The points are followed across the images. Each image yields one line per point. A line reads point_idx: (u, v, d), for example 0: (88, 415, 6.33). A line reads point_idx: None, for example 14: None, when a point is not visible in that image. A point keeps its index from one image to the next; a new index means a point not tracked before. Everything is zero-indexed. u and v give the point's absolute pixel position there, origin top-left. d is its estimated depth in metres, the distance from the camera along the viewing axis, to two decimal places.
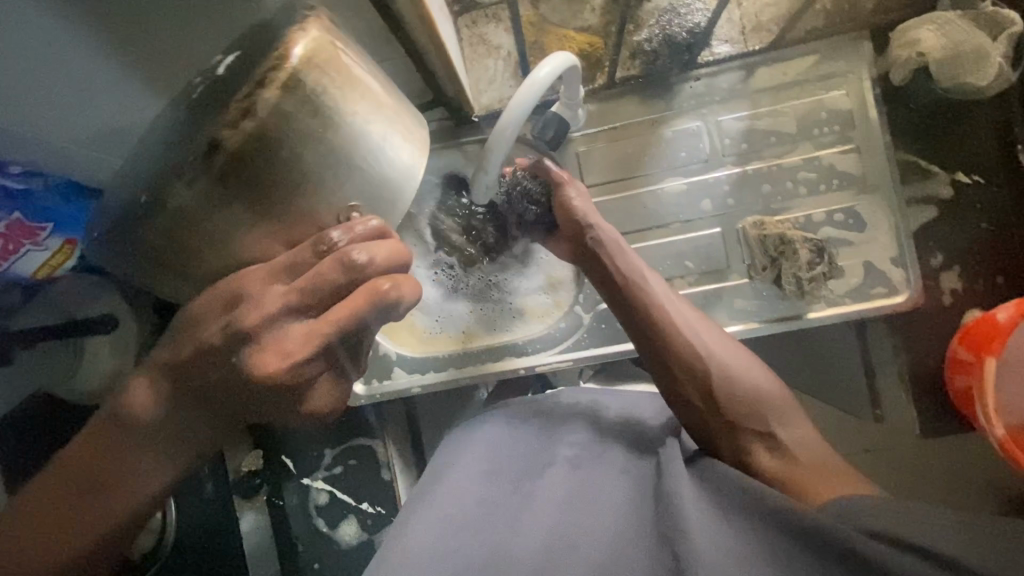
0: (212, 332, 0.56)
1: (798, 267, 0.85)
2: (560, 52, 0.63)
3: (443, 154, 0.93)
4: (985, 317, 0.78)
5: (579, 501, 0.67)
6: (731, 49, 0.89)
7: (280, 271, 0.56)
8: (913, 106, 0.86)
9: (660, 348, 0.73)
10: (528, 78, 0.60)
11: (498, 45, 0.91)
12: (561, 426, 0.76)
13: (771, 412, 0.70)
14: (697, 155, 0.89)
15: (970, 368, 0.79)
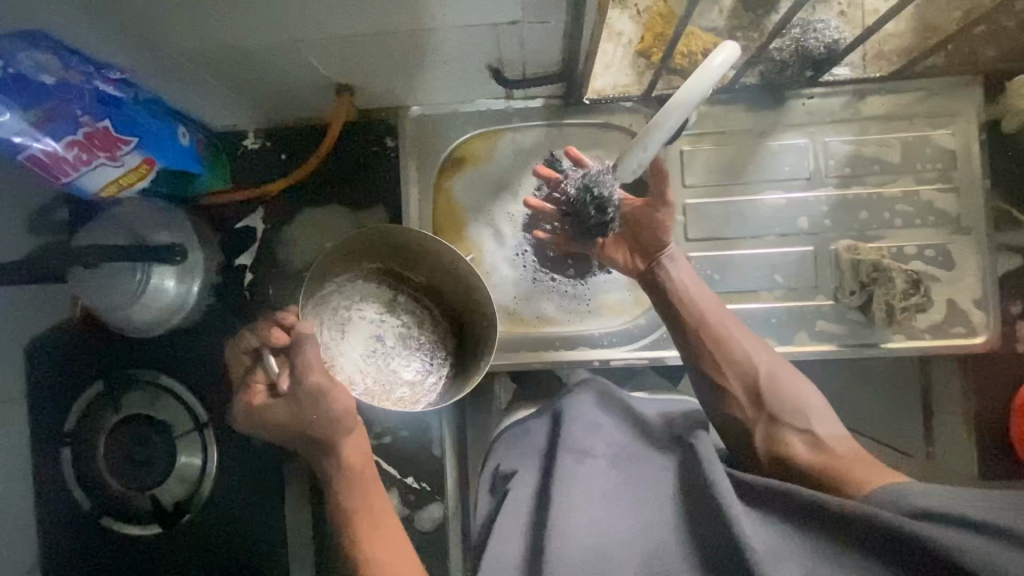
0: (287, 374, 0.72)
1: (892, 295, 0.85)
2: (731, 43, 0.60)
3: (544, 133, 0.93)
4: None
5: (616, 496, 0.64)
6: (849, 72, 0.88)
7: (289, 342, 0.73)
8: (1013, 156, 0.88)
9: (708, 346, 0.77)
10: (702, 64, 0.59)
11: (621, 31, 0.89)
12: (588, 418, 0.72)
13: (812, 409, 0.73)
14: (800, 172, 0.89)
15: None
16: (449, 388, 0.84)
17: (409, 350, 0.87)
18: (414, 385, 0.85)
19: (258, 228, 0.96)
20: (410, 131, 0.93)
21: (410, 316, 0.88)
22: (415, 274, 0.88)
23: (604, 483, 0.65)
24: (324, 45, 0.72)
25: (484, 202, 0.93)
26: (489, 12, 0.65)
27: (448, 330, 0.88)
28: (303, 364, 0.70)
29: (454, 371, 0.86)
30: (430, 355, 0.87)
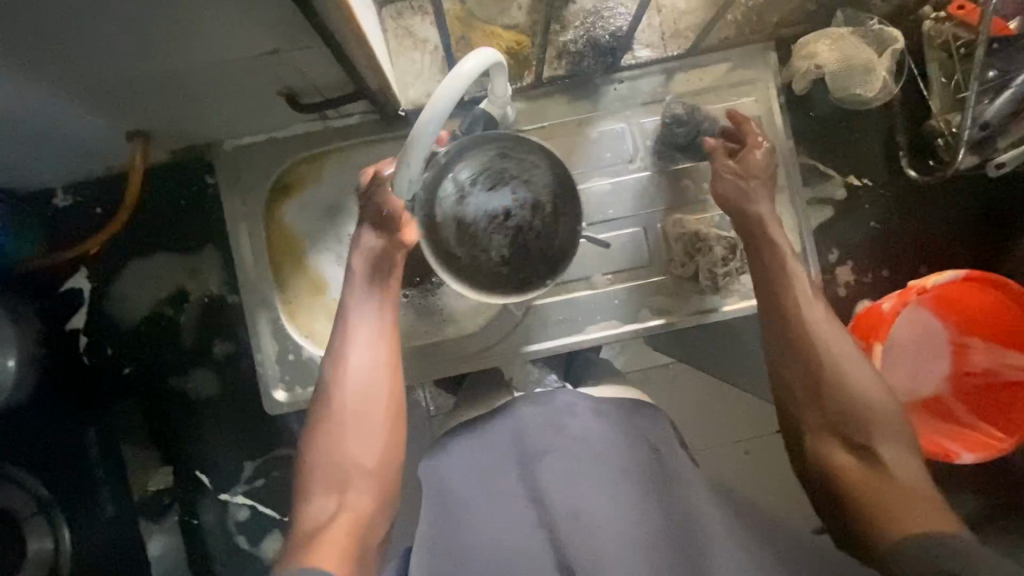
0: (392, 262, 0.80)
1: (713, 263, 0.89)
2: (482, 49, 0.61)
3: (368, 147, 0.91)
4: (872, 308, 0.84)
5: (591, 500, 0.64)
6: (651, 53, 0.91)
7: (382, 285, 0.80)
8: (812, 113, 0.93)
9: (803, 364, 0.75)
10: (451, 73, 0.59)
11: (425, 38, 0.89)
12: (561, 414, 0.71)
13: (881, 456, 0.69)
14: (622, 156, 0.92)
15: None
16: (501, 287, 0.79)
17: (482, 243, 0.78)
18: (445, 262, 0.78)
19: (85, 288, 0.91)
20: (228, 165, 0.90)
21: (479, 204, 0.77)
22: (526, 180, 0.78)
23: (580, 488, 0.65)
24: (84, 95, 0.68)
25: (319, 227, 0.91)
26: (241, 43, 0.63)
27: (498, 223, 0.78)
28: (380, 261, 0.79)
29: (507, 266, 0.79)
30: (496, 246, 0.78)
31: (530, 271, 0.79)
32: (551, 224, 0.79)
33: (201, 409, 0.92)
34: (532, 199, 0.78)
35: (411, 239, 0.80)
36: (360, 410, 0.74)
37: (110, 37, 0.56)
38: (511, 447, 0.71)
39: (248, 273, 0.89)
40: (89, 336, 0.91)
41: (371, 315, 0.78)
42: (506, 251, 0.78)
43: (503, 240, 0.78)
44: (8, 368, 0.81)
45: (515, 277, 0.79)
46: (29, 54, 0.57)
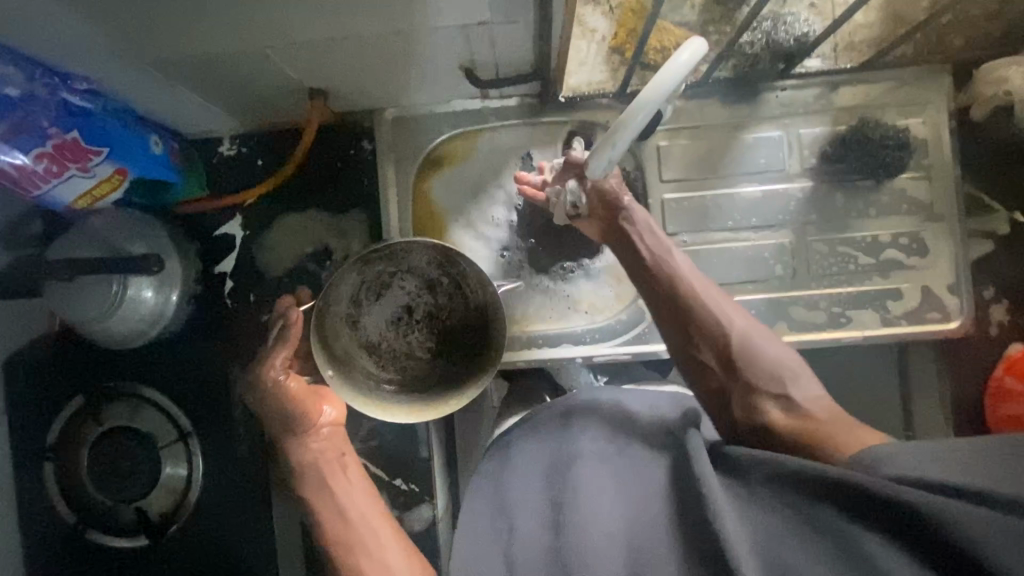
0: (313, 437, 0.78)
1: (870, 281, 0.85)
2: (697, 39, 0.61)
3: (520, 129, 0.93)
4: None
5: (612, 510, 0.61)
6: (822, 64, 0.89)
7: (337, 459, 0.78)
8: (983, 142, 0.89)
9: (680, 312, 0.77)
10: (669, 61, 0.60)
11: (594, 28, 0.89)
12: (574, 430, 0.70)
13: (789, 372, 0.72)
14: (776, 164, 0.90)
15: (1023, 395, 0.83)
16: (445, 379, 0.86)
17: (401, 348, 0.87)
18: (380, 389, 0.83)
19: (236, 236, 0.95)
20: (386, 133, 0.92)
21: (375, 319, 0.87)
22: (408, 278, 0.87)
23: (606, 499, 0.62)
24: (294, 51, 0.72)
25: (463, 204, 0.93)
26: (459, 13, 0.65)
27: (404, 324, 0.88)
28: (306, 443, 0.78)
29: (436, 357, 0.88)
30: (419, 345, 0.88)
31: (457, 360, 0.86)
32: (456, 296, 0.88)
33: None
34: (427, 287, 0.88)
35: (338, 417, 0.80)
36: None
37: None
38: (539, 460, 0.69)
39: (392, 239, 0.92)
40: (232, 281, 0.94)
41: (331, 492, 0.75)
42: (429, 343, 0.88)
43: (419, 337, 0.88)
44: (170, 300, 0.87)
45: (449, 365, 0.87)
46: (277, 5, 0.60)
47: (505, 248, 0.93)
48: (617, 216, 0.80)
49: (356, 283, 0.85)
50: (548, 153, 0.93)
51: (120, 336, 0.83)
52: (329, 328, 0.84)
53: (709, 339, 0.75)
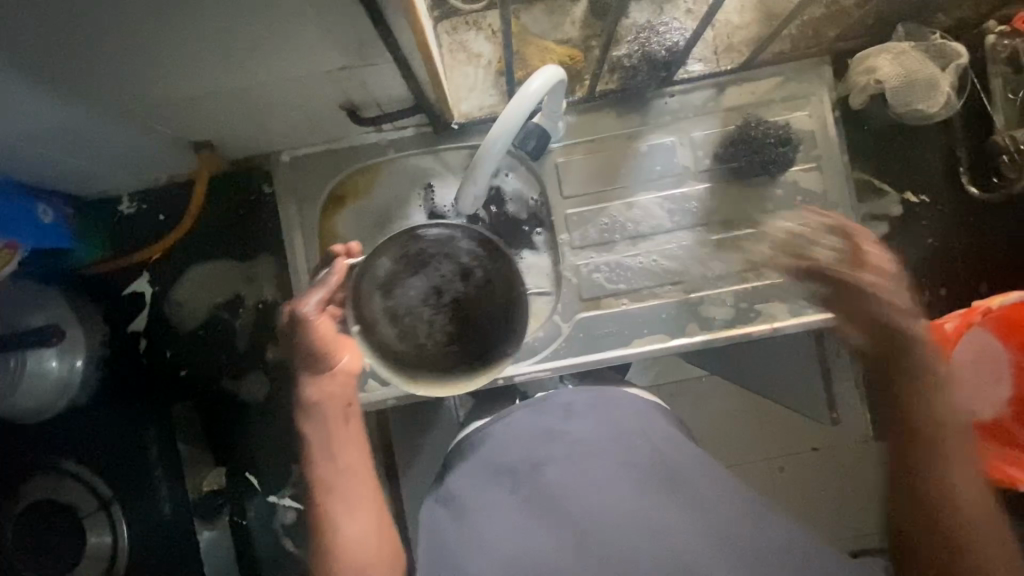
0: (330, 381, 0.72)
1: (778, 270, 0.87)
2: (551, 66, 0.63)
3: (420, 157, 0.93)
4: (935, 325, 0.84)
5: (604, 490, 0.63)
6: (704, 67, 0.91)
7: (340, 414, 0.72)
8: (868, 128, 0.92)
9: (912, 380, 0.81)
10: (519, 90, 0.62)
11: (480, 53, 0.91)
12: (559, 422, 0.69)
13: (967, 511, 0.74)
14: (672, 169, 0.91)
15: None
16: (460, 367, 0.79)
17: (424, 329, 0.79)
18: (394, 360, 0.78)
19: (146, 293, 0.95)
20: (285, 176, 0.92)
21: (409, 293, 0.79)
22: (446, 261, 0.79)
23: (592, 483, 0.63)
24: (164, 109, 0.71)
25: (370, 237, 0.93)
26: (316, 60, 0.65)
27: (433, 304, 0.80)
28: (315, 378, 0.72)
29: (453, 341, 0.80)
30: (443, 327, 0.80)
31: (475, 349, 0.79)
32: (487, 287, 0.79)
33: (252, 411, 0.95)
34: (461, 272, 0.79)
35: (354, 365, 0.72)
36: (358, 572, 0.66)
37: (201, 54, 0.60)
38: (511, 457, 0.68)
39: (302, 281, 0.92)
40: (146, 339, 0.95)
41: (321, 453, 0.71)
42: (449, 328, 0.79)
43: (443, 322, 0.80)
44: (77, 367, 0.84)
45: (466, 353, 0.79)
46: (126, 70, 0.60)
47: None
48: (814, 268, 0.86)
49: (395, 253, 0.78)
50: (449, 179, 0.93)
51: (25, 412, 0.80)
52: (359, 292, 0.76)
53: (970, 484, 0.75)
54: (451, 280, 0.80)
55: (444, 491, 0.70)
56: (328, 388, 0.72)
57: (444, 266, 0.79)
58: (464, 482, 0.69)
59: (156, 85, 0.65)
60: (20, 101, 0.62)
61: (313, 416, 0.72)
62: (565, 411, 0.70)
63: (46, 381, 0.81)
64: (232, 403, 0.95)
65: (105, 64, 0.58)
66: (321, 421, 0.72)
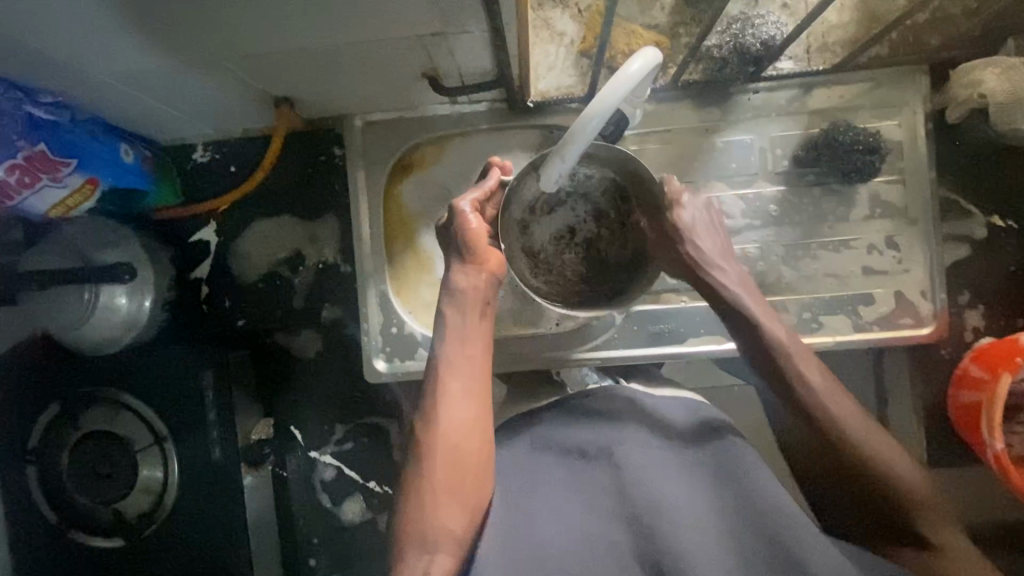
0: (477, 276, 0.75)
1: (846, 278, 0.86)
2: (652, 49, 0.62)
3: (491, 133, 0.92)
4: (1008, 339, 0.77)
5: (659, 480, 0.67)
6: (793, 66, 0.87)
7: (480, 303, 0.75)
8: (959, 144, 0.88)
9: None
10: (617, 72, 0.60)
11: (562, 32, 0.89)
12: (621, 413, 0.73)
13: None
14: (747, 168, 0.88)
15: (982, 385, 0.79)
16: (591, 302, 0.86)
17: (557, 265, 0.88)
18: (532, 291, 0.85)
19: (212, 242, 0.97)
20: (356, 139, 0.93)
21: (544, 230, 0.87)
22: (580, 202, 0.87)
23: (653, 470, 0.67)
24: (256, 61, 0.72)
25: (434, 208, 0.93)
26: (412, 24, 0.65)
27: (564, 243, 0.88)
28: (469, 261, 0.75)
29: (584, 280, 0.88)
30: (575, 266, 0.88)
31: (605, 287, 0.87)
32: (618, 234, 0.88)
33: (301, 367, 0.96)
34: (594, 215, 0.88)
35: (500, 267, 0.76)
36: (455, 460, 0.67)
37: (305, 8, 0.60)
38: (578, 437, 0.71)
39: (363, 245, 0.93)
40: (208, 287, 0.97)
41: (452, 341, 0.73)
42: (581, 268, 0.88)
43: (573, 260, 0.88)
44: (145, 306, 0.87)
45: (597, 292, 0.87)
46: (229, 17, 0.61)
47: None
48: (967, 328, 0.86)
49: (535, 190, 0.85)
50: (519, 157, 0.92)
51: (93, 344, 0.85)
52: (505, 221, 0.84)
53: None
54: (581, 223, 0.88)
55: (502, 464, 0.73)
56: (474, 280, 0.75)
57: (577, 209, 0.88)
58: (521, 458, 0.72)
59: (249, 35, 0.65)
60: (119, 43, 0.63)
61: (458, 301, 0.74)
62: (632, 403, 0.74)
63: (113, 318, 0.84)
64: (284, 357, 0.97)
65: (205, 11, 0.59)
66: (461, 305, 0.74)
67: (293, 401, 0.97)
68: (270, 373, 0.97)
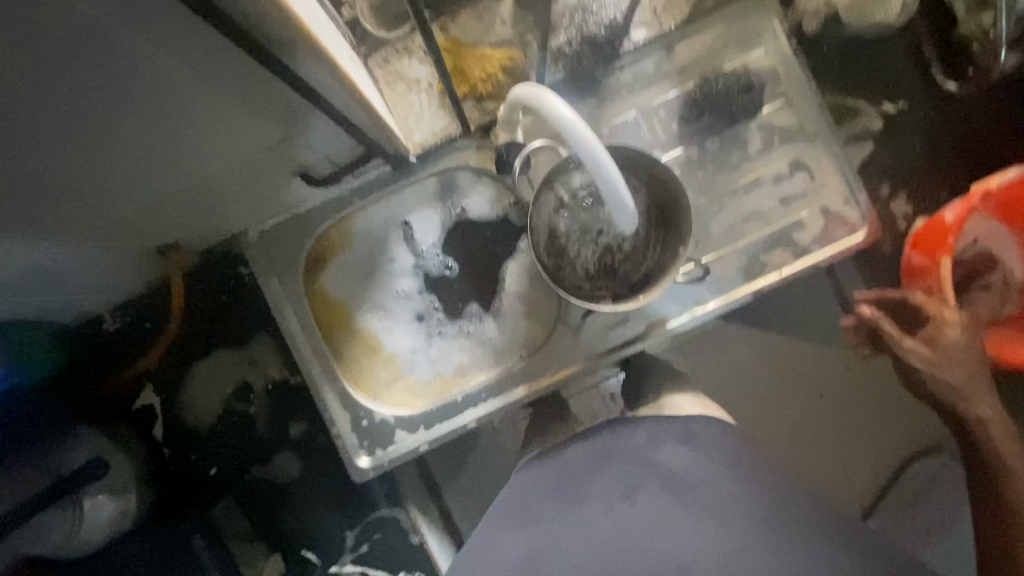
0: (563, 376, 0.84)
1: (773, 209, 0.88)
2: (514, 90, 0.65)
3: (390, 197, 0.91)
4: (933, 220, 0.78)
5: (658, 514, 0.65)
6: (648, 32, 0.87)
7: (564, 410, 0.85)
8: (827, 49, 0.88)
9: (976, 291, 0.86)
10: (538, 97, 0.60)
11: (417, 78, 0.87)
12: (650, 448, 0.71)
13: None
14: (641, 144, 0.88)
15: (927, 272, 0.79)
16: (603, 297, 0.86)
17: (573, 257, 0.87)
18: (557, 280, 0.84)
19: (155, 402, 0.93)
20: (257, 253, 0.89)
21: (571, 223, 0.86)
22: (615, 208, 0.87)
23: (669, 505, 0.66)
24: (120, 226, 0.69)
25: (360, 288, 0.92)
26: (252, 138, 0.62)
27: (591, 240, 0.86)
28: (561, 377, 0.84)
29: (596, 279, 0.86)
30: (593, 269, 0.86)
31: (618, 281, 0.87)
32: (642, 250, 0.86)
33: (290, 490, 0.93)
34: None
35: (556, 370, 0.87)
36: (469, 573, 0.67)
37: (133, 171, 0.57)
38: (606, 482, 0.70)
39: (303, 354, 0.90)
40: (170, 448, 0.93)
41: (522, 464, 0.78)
42: (591, 267, 0.86)
43: (590, 254, 0.85)
44: (125, 484, 0.84)
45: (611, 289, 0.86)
46: (56, 207, 0.57)
47: (418, 312, 0.92)
48: (909, 214, 0.89)
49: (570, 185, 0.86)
50: (425, 211, 0.91)
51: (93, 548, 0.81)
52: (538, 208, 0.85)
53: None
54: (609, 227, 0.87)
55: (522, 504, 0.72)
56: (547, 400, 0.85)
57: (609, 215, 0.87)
58: (513, 486, 0.75)
59: (91, 211, 0.62)
60: None
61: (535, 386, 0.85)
62: (685, 436, 0.72)
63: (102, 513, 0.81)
64: (269, 486, 0.93)
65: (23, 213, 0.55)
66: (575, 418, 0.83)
67: (298, 528, 0.93)
68: (262, 507, 0.93)
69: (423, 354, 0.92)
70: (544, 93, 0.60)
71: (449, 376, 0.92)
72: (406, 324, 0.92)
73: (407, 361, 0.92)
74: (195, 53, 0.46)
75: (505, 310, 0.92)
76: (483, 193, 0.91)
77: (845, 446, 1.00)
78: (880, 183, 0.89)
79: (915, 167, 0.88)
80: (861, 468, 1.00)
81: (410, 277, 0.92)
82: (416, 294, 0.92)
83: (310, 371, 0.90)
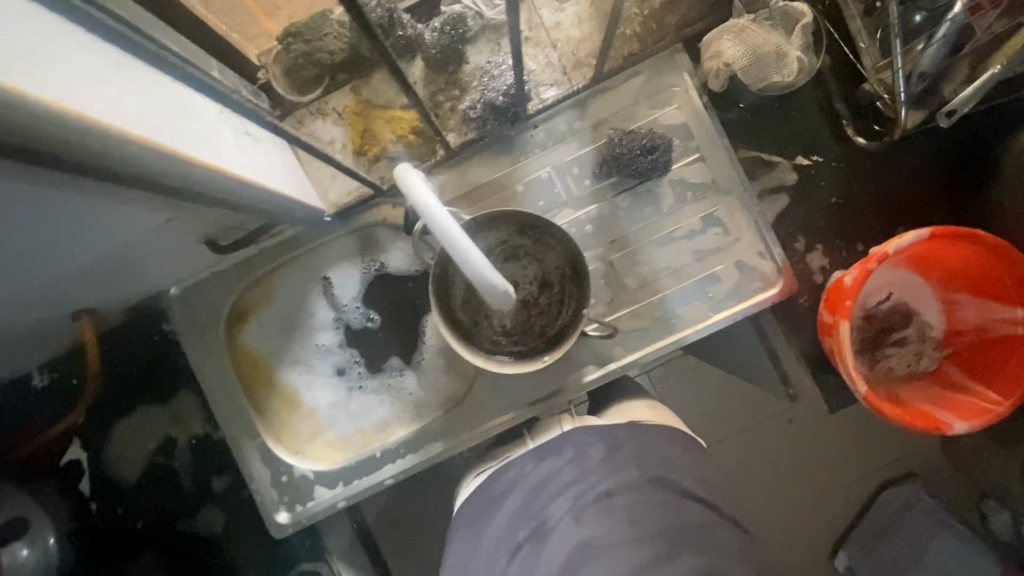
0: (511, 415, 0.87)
1: (688, 263, 0.88)
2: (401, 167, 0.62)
3: (310, 253, 0.92)
4: (836, 281, 0.78)
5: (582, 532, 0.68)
6: (558, 91, 0.90)
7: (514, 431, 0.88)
8: (739, 103, 0.88)
9: (891, 346, 0.86)
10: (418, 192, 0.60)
11: (333, 138, 0.89)
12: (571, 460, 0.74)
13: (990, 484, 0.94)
14: (556, 200, 0.88)
15: (831, 330, 0.79)
16: (514, 354, 0.85)
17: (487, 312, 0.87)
18: (468, 337, 0.85)
19: (82, 457, 0.94)
20: (180, 310, 0.91)
21: None
22: (530, 265, 0.87)
23: (573, 534, 0.68)
24: (22, 306, 0.71)
25: (281, 343, 0.93)
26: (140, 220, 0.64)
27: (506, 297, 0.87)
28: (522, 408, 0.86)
29: (510, 335, 0.87)
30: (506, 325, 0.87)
31: (532, 336, 0.87)
32: (555, 306, 0.87)
33: (215, 543, 0.94)
34: (540, 279, 0.87)
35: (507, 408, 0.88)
36: None
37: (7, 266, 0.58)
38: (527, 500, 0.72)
39: (224, 409, 0.91)
40: (97, 501, 0.94)
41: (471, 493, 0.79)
42: (507, 322, 0.87)
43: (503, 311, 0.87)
44: (49, 544, 0.86)
45: (524, 346, 0.86)
46: None
47: (338, 366, 0.93)
48: (826, 266, 0.89)
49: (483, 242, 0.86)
50: (346, 266, 0.92)
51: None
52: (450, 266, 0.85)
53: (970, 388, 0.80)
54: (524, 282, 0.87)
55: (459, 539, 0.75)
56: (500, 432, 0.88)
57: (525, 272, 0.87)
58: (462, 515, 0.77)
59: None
60: None
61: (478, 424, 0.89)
62: (610, 443, 0.74)
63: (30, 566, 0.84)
64: (193, 540, 0.94)
65: None
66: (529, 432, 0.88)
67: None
68: (186, 561, 0.94)
69: (343, 408, 0.92)
70: (420, 189, 0.60)
71: (369, 430, 0.92)
72: (326, 378, 0.93)
73: (328, 415, 0.92)
74: (44, 187, 0.48)
75: (426, 363, 0.93)
76: (402, 248, 0.91)
77: (774, 496, 0.99)
78: (795, 237, 0.89)
79: (829, 219, 0.89)
80: (790, 518, 0.99)
81: (330, 332, 0.93)
82: (336, 348, 0.93)
83: (232, 427, 0.91)
